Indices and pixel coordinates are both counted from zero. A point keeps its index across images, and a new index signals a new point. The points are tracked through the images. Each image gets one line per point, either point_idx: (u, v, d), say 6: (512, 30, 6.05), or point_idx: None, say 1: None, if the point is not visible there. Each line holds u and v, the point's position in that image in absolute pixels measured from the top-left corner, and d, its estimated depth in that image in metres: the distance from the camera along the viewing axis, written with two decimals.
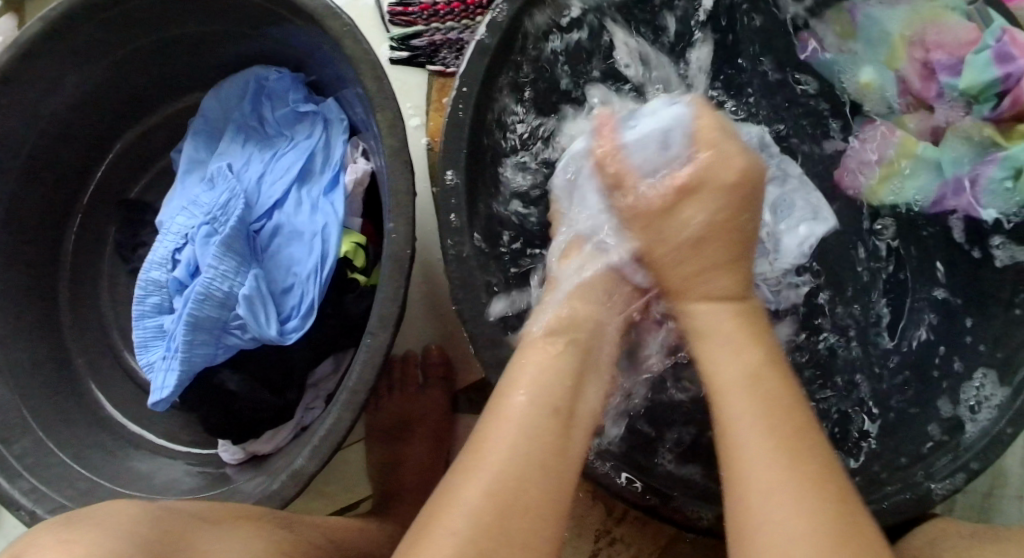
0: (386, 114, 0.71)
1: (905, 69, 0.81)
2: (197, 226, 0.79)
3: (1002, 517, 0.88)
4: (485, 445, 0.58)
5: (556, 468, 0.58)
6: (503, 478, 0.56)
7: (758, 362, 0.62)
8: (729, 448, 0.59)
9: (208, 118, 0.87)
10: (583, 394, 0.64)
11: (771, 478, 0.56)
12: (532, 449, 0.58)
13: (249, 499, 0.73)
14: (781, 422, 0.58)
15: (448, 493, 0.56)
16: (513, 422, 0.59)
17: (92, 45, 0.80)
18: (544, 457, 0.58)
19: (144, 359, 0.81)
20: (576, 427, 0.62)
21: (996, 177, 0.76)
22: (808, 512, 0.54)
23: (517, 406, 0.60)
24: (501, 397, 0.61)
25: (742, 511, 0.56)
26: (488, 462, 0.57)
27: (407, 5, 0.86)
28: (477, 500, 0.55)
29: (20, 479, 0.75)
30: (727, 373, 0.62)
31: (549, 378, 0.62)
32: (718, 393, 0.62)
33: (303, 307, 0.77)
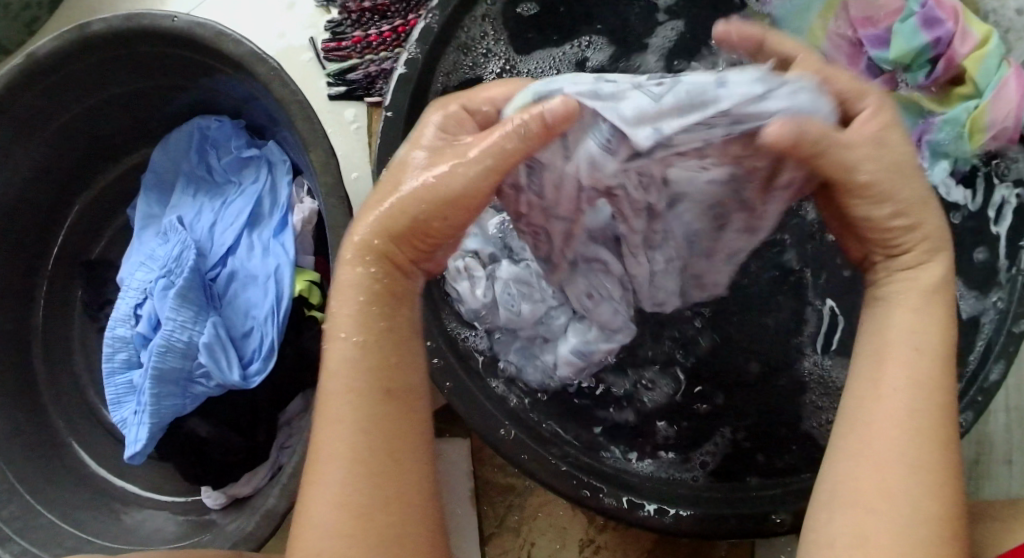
0: (319, 152, 0.72)
1: (827, 49, 0.80)
2: (154, 280, 0.81)
3: (989, 484, 0.88)
4: (320, 446, 0.53)
5: (402, 458, 0.53)
6: (355, 483, 0.51)
7: (932, 352, 0.53)
8: (859, 416, 0.54)
9: (158, 172, 0.88)
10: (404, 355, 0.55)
11: (901, 489, 0.50)
12: (362, 442, 0.52)
13: (227, 540, 0.74)
14: (925, 404, 0.52)
15: (303, 513, 0.52)
16: (338, 418, 0.53)
17: (36, 113, 0.82)
18: (388, 448, 0.53)
19: (117, 416, 0.82)
20: (415, 403, 0.55)
21: (937, 140, 0.77)
22: (935, 510, 0.50)
23: (339, 400, 0.53)
24: (323, 386, 0.54)
25: (853, 521, 0.51)
26: (328, 468, 0.52)
27: (340, 40, 0.87)
28: (327, 516, 0.51)
29: (9, 544, 0.77)
30: (905, 370, 0.53)
31: (367, 365, 0.53)
32: (879, 365, 0.54)
33: (263, 349, 0.78)
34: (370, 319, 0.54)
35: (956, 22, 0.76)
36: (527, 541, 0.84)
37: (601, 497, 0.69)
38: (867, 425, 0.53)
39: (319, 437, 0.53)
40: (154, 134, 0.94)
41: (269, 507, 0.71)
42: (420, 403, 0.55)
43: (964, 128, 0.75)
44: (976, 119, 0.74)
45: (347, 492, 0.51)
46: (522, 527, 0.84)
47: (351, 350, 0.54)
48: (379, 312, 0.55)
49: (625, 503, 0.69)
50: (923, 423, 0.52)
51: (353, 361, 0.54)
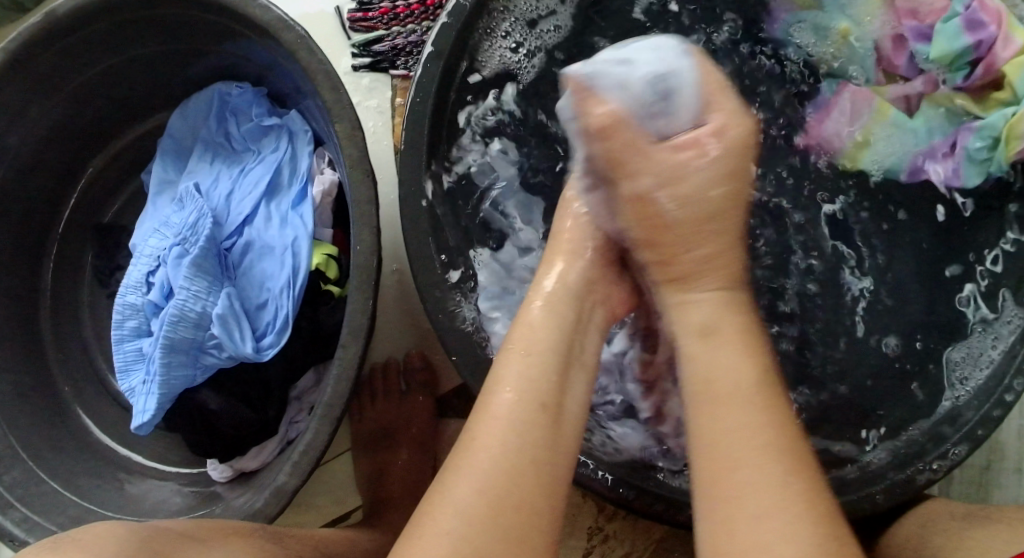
0: (344, 123, 0.70)
1: (877, 25, 0.79)
2: (168, 247, 0.79)
3: (1000, 491, 0.86)
4: (474, 444, 0.55)
5: (540, 456, 0.55)
6: (497, 471, 0.54)
7: (742, 359, 0.59)
8: (708, 460, 0.56)
9: (175, 137, 0.87)
10: (573, 380, 0.60)
11: (755, 512, 0.53)
12: (521, 436, 0.55)
13: (234, 516, 0.72)
14: (759, 397, 0.57)
15: (439, 494, 0.54)
16: (499, 418, 0.56)
17: (52, 74, 0.80)
18: (530, 447, 0.55)
19: (125, 384, 0.81)
20: (568, 418, 0.59)
21: (972, 147, 0.74)
22: (789, 520, 0.52)
23: (503, 403, 0.57)
24: (487, 395, 0.58)
25: (722, 511, 0.54)
26: (477, 462, 0.54)
27: (366, 10, 0.85)
28: (466, 500, 0.53)
29: (12, 510, 0.75)
30: (735, 371, 0.58)
31: (533, 370, 0.59)
32: (705, 382, 0.58)
33: (277, 322, 0.77)
34: (527, 345, 0.60)
35: (999, 26, 0.71)
36: None
37: (615, 486, 0.67)
38: (704, 448, 0.57)
39: (477, 436, 0.56)
40: (171, 99, 0.92)
41: (278, 484, 0.70)
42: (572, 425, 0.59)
43: (1000, 135, 0.72)
44: (1012, 127, 0.71)
45: (487, 486, 0.53)
46: None
47: (533, 329, 0.61)
48: (554, 330, 0.61)
49: (635, 493, 0.67)
50: (784, 424, 0.56)
51: (511, 361, 0.59)
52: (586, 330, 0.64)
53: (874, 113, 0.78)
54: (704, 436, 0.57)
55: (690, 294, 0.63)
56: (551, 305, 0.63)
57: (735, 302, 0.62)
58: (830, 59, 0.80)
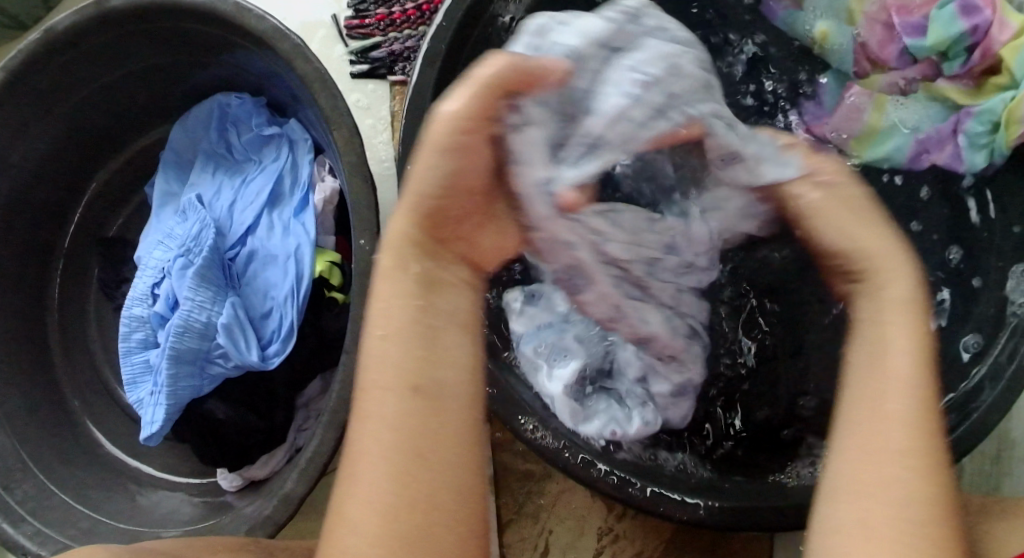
0: (342, 130, 0.70)
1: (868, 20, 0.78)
2: (172, 259, 0.80)
3: (1012, 481, 0.86)
4: (359, 446, 0.49)
5: (430, 438, 0.49)
6: (388, 474, 0.48)
7: (920, 399, 0.49)
8: (859, 429, 0.49)
9: (177, 149, 0.87)
10: (437, 348, 0.51)
11: (890, 494, 0.47)
12: (400, 433, 0.48)
13: (244, 524, 0.73)
14: (924, 424, 0.48)
15: (338, 515, 0.48)
16: (379, 413, 0.49)
17: (51, 91, 0.81)
18: (415, 435, 0.49)
19: (133, 396, 0.81)
20: (443, 403, 0.50)
21: (972, 131, 0.72)
22: (919, 512, 0.46)
23: (380, 400, 0.49)
24: (363, 391, 0.51)
25: (853, 485, 0.48)
26: (364, 468, 0.48)
27: (362, 17, 0.85)
28: (361, 515, 0.47)
29: (24, 524, 0.76)
30: (901, 359, 0.50)
31: (391, 349, 0.50)
32: (879, 359, 0.51)
33: (282, 330, 0.77)
34: (383, 326, 0.51)
35: (994, 10, 0.71)
36: (545, 528, 0.82)
37: (631, 489, 0.66)
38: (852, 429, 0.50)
39: (360, 433, 0.49)
40: (172, 111, 0.92)
41: (285, 492, 0.70)
42: (454, 405, 0.51)
43: (1000, 119, 0.71)
44: (1012, 111, 0.69)
45: (382, 478, 0.48)
46: (540, 515, 0.82)
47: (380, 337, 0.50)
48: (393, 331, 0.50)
49: (648, 494, 0.66)
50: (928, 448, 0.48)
51: (380, 352, 0.50)
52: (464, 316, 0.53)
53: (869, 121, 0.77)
54: (859, 410, 0.50)
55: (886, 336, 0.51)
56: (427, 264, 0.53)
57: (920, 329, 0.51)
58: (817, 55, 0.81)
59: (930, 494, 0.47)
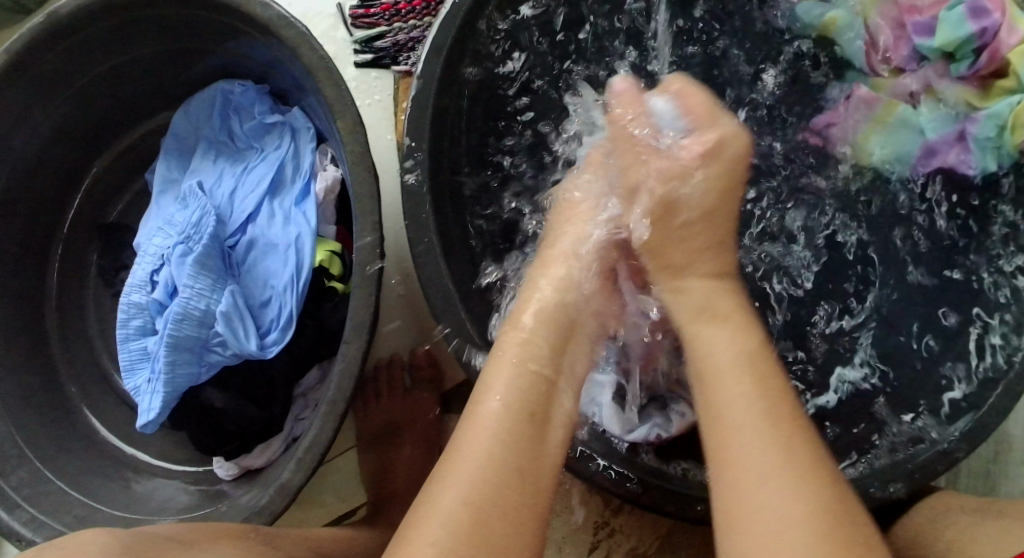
0: (346, 119, 0.70)
1: (878, 21, 0.78)
2: (171, 246, 0.79)
3: (1009, 484, 0.85)
4: (459, 452, 0.56)
5: (526, 470, 0.55)
6: (481, 485, 0.54)
7: (747, 348, 0.60)
8: (715, 444, 0.57)
9: (178, 136, 0.87)
10: (560, 392, 0.61)
11: (758, 492, 0.53)
12: (507, 451, 0.55)
13: (239, 514, 0.72)
14: (779, 416, 0.56)
15: (421, 510, 0.53)
16: (487, 428, 0.56)
17: (54, 75, 0.80)
18: (518, 455, 0.56)
19: (130, 383, 0.81)
20: (551, 425, 0.59)
21: (979, 136, 0.73)
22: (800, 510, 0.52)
23: (491, 408, 0.57)
24: (476, 405, 0.58)
25: (727, 500, 0.54)
26: (460, 472, 0.54)
27: (368, 6, 0.85)
28: (454, 511, 0.52)
29: (18, 510, 0.76)
30: (730, 358, 0.60)
31: (518, 377, 0.60)
32: (715, 377, 0.59)
33: (282, 320, 0.77)
34: (516, 353, 0.61)
35: (1003, 13, 0.71)
36: None
37: (631, 486, 0.66)
38: (712, 430, 0.58)
39: (461, 443, 0.56)
40: (174, 97, 0.92)
41: (282, 481, 0.70)
42: (557, 430, 0.59)
43: (1006, 123, 0.71)
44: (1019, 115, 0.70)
45: (469, 500, 0.53)
46: None
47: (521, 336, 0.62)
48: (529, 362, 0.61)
49: (648, 491, 0.66)
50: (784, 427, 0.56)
51: (499, 366, 0.60)
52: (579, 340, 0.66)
53: (881, 111, 0.77)
54: (715, 432, 0.57)
55: (723, 335, 0.62)
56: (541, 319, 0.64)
57: (742, 328, 0.62)
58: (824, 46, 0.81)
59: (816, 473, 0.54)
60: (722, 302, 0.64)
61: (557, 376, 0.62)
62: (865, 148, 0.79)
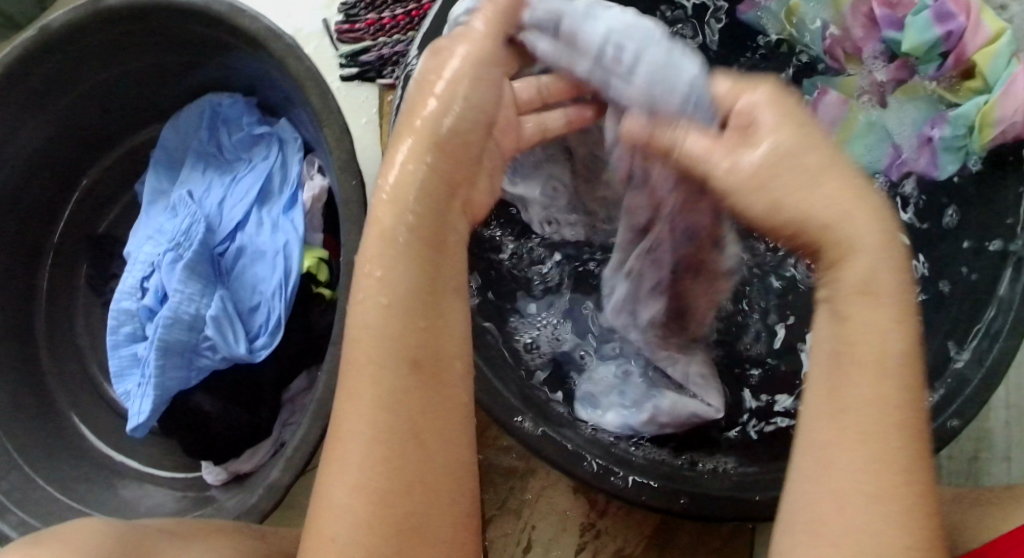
0: (332, 127, 0.72)
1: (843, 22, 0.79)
2: (162, 253, 0.81)
3: (987, 478, 0.88)
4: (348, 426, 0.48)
5: (424, 432, 0.47)
6: (371, 469, 0.46)
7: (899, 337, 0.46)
8: (821, 410, 0.46)
9: (168, 149, 0.89)
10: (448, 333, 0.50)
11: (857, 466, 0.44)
12: (384, 420, 0.47)
13: (229, 515, 0.74)
14: (892, 395, 0.45)
15: (318, 500, 0.48)
16: (366, 396, 0.48)
17: (46, 88, 0.82)
18: (405, 418, 0.47)
19: (121, 388, 0.82)
20: (445, 372, 0.49)
21: (948, 136, 0.75)
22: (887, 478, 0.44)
23: (360, 365, 0.48)
24: (349, 367, 0.49)
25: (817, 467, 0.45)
26: (348, 458, 0.47)
27: (353, 22, 0.88)
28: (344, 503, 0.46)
29: (8, 514, 0.76)
30: (858, 293, 0.46)
31: (389, 320, 0.49)
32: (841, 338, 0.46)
33: (270, 324, 0.79)
34: (385, 283, 0.49)
35: (968, 16, 0.73)
36: (528, 524, 0.84)
37: (610, 478, 0.67)
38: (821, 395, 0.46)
39: (348, 418, 0.48)
40: (164, 111, 0.94)
41: (272, 480, 0.72)
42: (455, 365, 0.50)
43: (973, 124, 0.73)
44: (985, 115, 0.72)
45: (363, 481, 0.46)
46: (523, 510, 0.84)
47: (382, 268, 0.50)
48: (390, 299, 0.49)
49: (627, 484, 0.67)
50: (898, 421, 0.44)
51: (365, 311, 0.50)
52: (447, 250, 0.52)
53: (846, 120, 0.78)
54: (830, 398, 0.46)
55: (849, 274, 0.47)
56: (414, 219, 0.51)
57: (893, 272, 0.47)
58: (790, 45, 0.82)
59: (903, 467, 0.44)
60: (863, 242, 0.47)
61: (435, 326, 0.49)
62: None
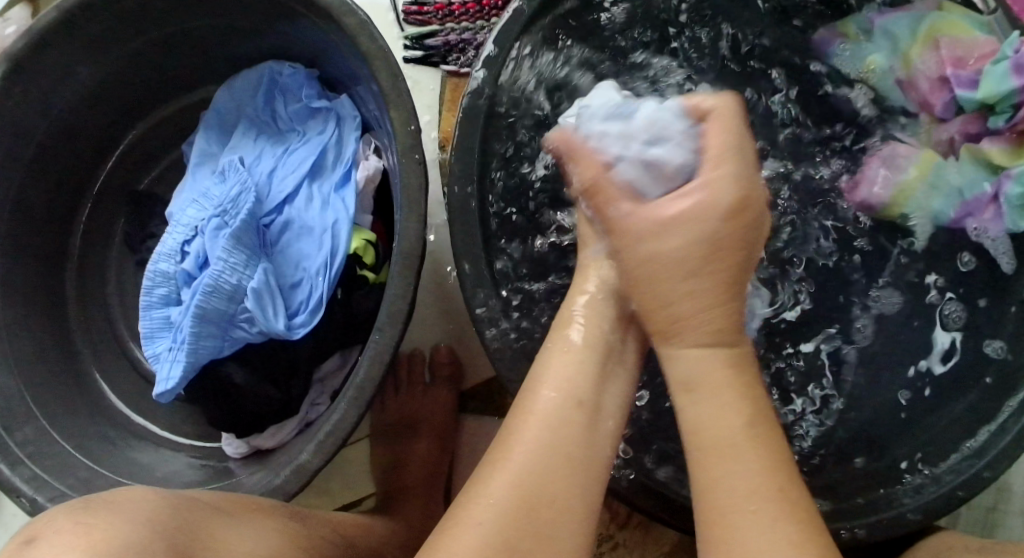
0: (400, 110, 0.71)
1: (919, 69, 0.78)
2: (207, 218, 0.79)
3: (1005, 532, 0.87)
4: (512, 442, 0.55)
5: (575, 458, 0.54)
6: (534, 476, 0.53)
7: (711, 360, 0.56)
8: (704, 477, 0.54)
9: (221, 112, 0.87)
10: (608, 386, 0.58)
11: (741, 512, 0.52)
12: (555, 440, 0.54)
13: (251, 493, 0.72)
14: (761, 453, 0.53)
15: (475, 488, 0.53)
16: (543, 418, 0.55)
17: (103, 38, 0.80)
18: (568, 447, 0.54)
19: (150, 351, 0.81)
20: (603, 415, 0.57)
21: (1011, 194, 0.73)
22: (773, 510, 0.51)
23: (546, 392, 0.56)
24: (529, 394, 0.57)
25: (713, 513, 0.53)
26: (516, 452, 0.54)
27: (422, 4, 0.86)
28: (501, 496, 0.52)
29: (21, 467, 0.74)
30: (707, 357, 0.56)
31: (574, 368, 0.58)
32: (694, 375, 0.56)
33: (311, 303, 0.77)
34: (575, 341, 0.59)
35: None
36: None
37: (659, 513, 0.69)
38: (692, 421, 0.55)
39: (517, 431, 0.55)
40: (219, 73, 0.92)
41: (300, 463, 0.70)
42: (609, 423, 0.57)
43: None
44: None
45: (510, 500, 0.52)
46: None
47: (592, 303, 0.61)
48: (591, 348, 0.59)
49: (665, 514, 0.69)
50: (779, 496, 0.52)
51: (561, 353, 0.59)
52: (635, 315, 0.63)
53: (907, 172, 0.78)
54: (683, 389, 0.56)
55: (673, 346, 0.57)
56: (604, 291, 0.61)
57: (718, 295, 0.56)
58: (857, 89, 0.82)
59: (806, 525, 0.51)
60: (724, 203, 0.55)
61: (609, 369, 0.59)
62: (897, 201, 0.79)
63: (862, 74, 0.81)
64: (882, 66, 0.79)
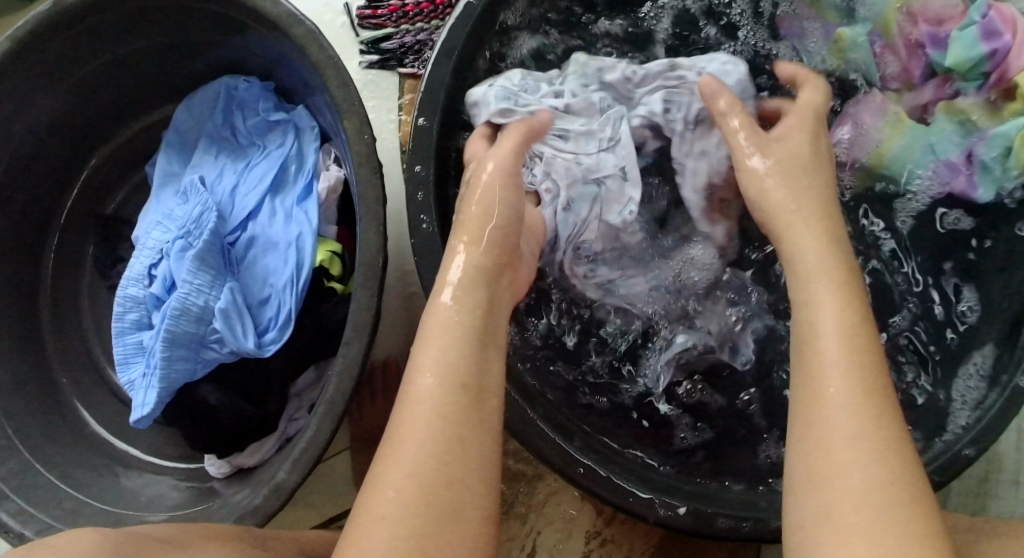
0: (353, 119, 0.70)
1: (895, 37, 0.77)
2: (171, 240, 0.79)
3: (996, 506, 0.86)
4: (399, 436, 0.52)
5: (467, 440, 0.52)
6: (422, 461, 0.50)
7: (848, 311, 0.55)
8: (813, 466, 0.51)
9: (180, 130, 0.86)
10: (491, 356, 0.56)
11: (850, 470, 0.50)
12: (443, 427, 0.52)
13: (232, 513, 0.72)
14: (872, 423, 0.51)
15: (370, 490, 0.51)
16: (425, 407, 0.53)
17: (56, 65, 0.79)
18: (456, 431, 0.52)
19: (124, 377, 0.80)
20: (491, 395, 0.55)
21: (987, 157, 0.73)
22: (878, 492, 0.49)
23: (424, 388, 0.53)
24: (409, 384, 0.54)
25: (812, 467, 0.51)
26: (403, 452, 0.51)
27: (375, 8, 0.85)
28: (398, 490, 0.50)
29: (6, 501, 0.74)
30: (825, 336, 0.54)
31: (452, 351, 0.55)
32: (810, 352, 0.55)
33: (280, 318, 0.76)
34: (444, 329, 0.56)
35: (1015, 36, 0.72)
36: (534, 529, 0.82)
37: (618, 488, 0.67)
38: (806, 401, 0.53)
39: (399, 426, 0.52)
40: (179, 91, 0.91)
41: (278, 480, 0.69)
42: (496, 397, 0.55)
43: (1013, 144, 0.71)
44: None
45: (407, 494, 0.49)
46: (530, 515, 0.82)
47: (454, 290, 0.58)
48: (475, 309, 0.58)
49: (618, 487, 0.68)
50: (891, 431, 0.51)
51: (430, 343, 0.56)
52: (498, 287, 0.60)
53: (886, 121, 0.75)
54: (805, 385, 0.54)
55: (814, 290, 0.57)
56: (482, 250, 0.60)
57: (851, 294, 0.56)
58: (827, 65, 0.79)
59: (920, 513, 0.48)
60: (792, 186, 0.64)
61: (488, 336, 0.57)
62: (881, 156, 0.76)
63: (830, 54, 0.79)
64: (850, 38, 0.78)
